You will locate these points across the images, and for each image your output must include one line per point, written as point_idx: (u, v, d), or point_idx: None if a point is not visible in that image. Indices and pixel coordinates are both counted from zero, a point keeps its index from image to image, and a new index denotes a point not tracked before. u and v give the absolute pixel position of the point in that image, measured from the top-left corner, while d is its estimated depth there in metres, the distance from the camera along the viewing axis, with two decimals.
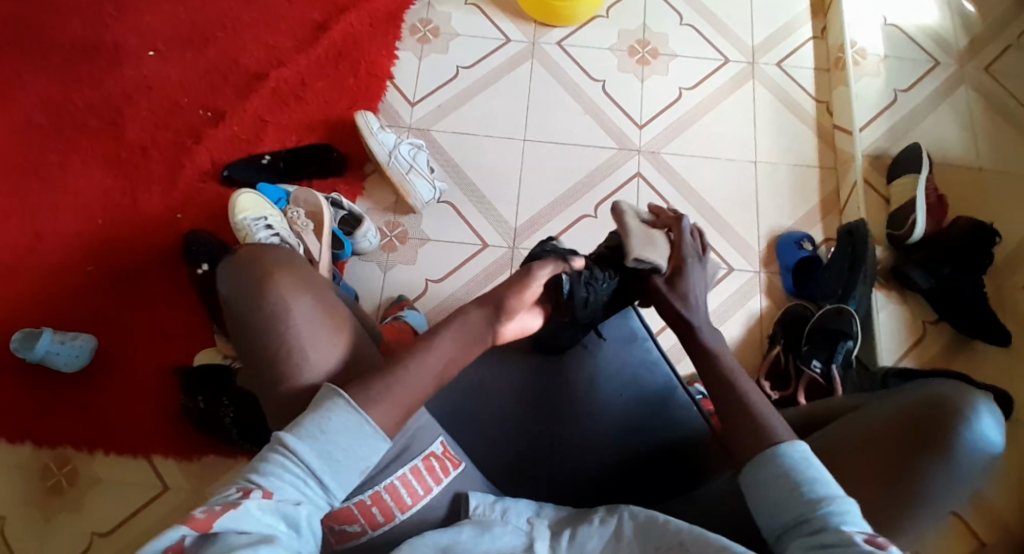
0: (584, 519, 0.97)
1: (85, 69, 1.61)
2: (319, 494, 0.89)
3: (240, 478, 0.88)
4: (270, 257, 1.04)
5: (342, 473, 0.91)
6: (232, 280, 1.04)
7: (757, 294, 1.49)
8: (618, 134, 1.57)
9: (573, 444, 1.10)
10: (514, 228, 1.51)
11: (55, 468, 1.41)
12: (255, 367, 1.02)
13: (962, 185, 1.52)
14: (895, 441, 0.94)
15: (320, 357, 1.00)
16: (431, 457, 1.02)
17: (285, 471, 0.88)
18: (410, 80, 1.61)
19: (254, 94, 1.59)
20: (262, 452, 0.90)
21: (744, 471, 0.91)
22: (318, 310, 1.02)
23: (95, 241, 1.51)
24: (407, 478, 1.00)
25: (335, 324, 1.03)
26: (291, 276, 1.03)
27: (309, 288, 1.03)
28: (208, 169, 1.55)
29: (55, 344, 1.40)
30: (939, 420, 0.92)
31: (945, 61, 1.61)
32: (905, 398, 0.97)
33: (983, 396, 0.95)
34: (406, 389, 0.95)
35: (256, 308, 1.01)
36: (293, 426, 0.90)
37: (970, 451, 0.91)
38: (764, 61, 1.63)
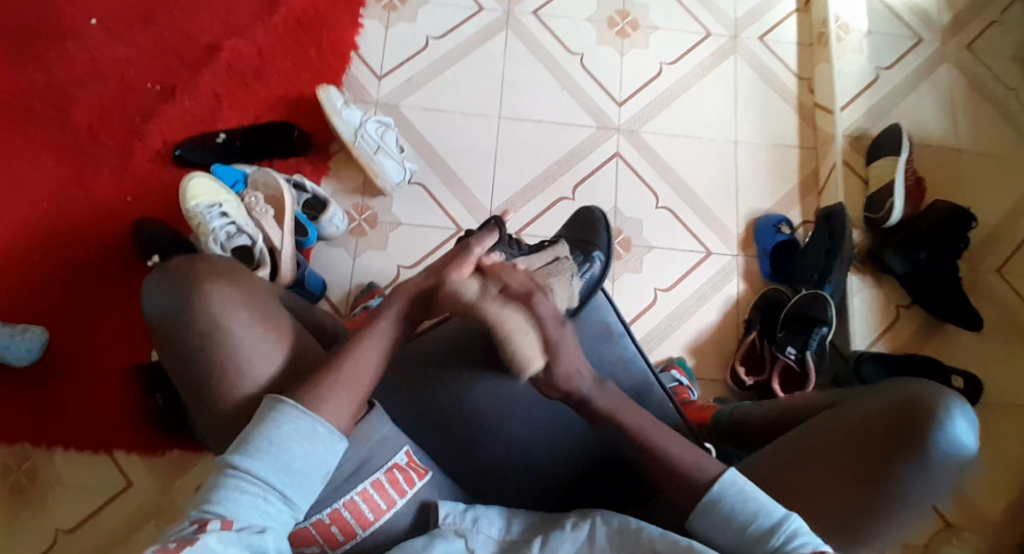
0: (556, 526, 0.91)
1: (21, 38, 1.48)
2: (282, 509, 0.87)
3: (194, 511, 0.85)
4: (203, 266, 0.99)
5: (302, 481, 0.89)
6: (162, 293, 0.98)
7: (734, 279, 1.47)
8: (596, 111, 1.51)
9: (546, 448, 1.05)
10: (489, 212, 1.45)
11: (11, 467, 1.34)
12: (189, 380, 0.97)
13: (940, 166, 1.50)
14: (868, 441, 0.91)
15: (259, 365, 0.97)
16: (395, 469, 0.96)
17: (241, 492, 0.86)
18: (376, 52, 1.52)
19: (208, 66, 1.49)
20: (213, 478, 0.87)
21: (690, 519, 0.89)
22: (257, 322, 0.98)
23: (41, 226, 1.41)
24: (369, 493, 0.94)
25: (274, 330, 0.99)
26: (228, 289, 0.98)
27: (246, 300, 0.98)
28: (160, 149, 1.45)
29: (4, 337, 1.32)
30: (915, 420, 0.89)
31: (928, 38, 1.58)
32: (881, 398, 0.93)
33: (958, 399, 0.91)
34: (355, 383, 0.94)
35: (190, 320, 0.96)
36: (240, 445, 0.88)
37: (946, 453, 0.88)
38: (746, 35, 1.58)
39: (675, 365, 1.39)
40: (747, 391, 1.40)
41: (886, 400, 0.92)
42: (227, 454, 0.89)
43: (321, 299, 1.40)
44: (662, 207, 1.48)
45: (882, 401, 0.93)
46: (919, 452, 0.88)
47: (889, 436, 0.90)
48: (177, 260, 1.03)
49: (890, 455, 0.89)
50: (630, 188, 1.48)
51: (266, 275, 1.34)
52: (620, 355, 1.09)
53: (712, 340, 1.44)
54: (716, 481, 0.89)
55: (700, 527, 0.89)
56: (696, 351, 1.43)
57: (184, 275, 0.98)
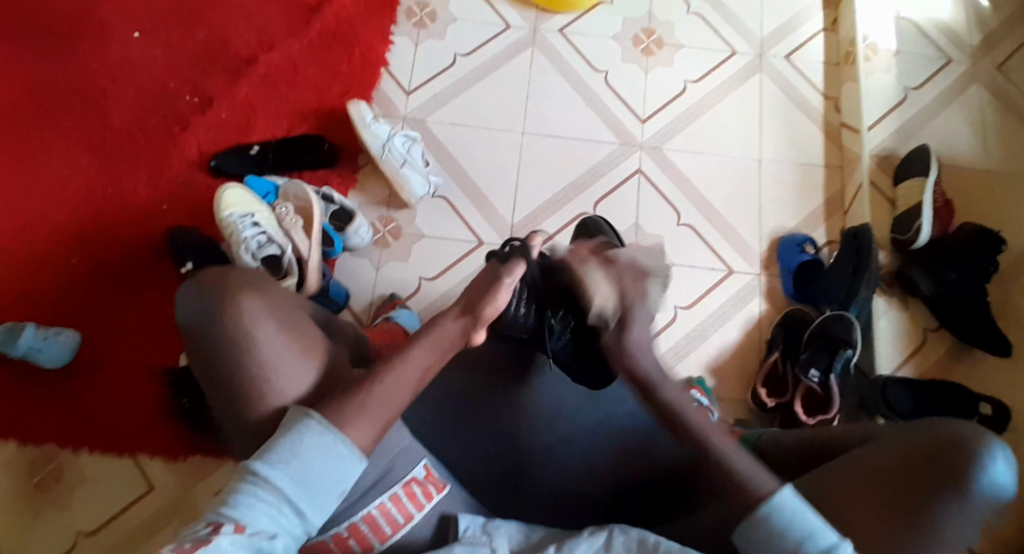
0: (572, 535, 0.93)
1: (67, 50, 1.54)
2: (294, 520, 0.88)
3: (211, 511, 0.87)
4: (233, 277, 1.02)
5: (318, 496, 0.89)
6: (192, 305, 1.01)
7: (756, 298, 1.46)
8: (620, 128, 1.52)
9: (573, 469, 1.08)
10: (511, 225, 1.46)
11: (42, 465, 1.38)
12: (221, 391, 1.00)
13: (970, 188, 1.48)
14: (906, 473, 0.92)
15: (288, 372, 0.99)
16: (412, 483, 0.99)
17: (257, 499, 0.87)
18: (404, 67, 1.55)
19: (241, 80, 1.53)
20: (233, 483, 0.88)
21: (736, 532, 0.88)
22: (284, 333, 1.00)
23: (78, 231, 1.46)
24: (386, 506, 0.97)
25: (306, 345, 1.02)
26: (257, 300, 1.01)
27: (275, 312, 1.01)
28: (194, 159, 1.49)
29: (38, 339, 1.37)
30: (953, 456, 0.90)
31: (959, 59, 1.56)
32: (918, 435, 0.94)
33: (998, 439, 0.92)
34: (383, 406, 0.94)
35: (221, 330, 0.99)
36: (262, 453, 0.89)
37: (984, 491, 0.89)
38: (772, 53, 1.58)
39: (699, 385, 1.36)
40: (769, 413, 1.38)
41: (924, 436, 0.94)
42: (250, 460, 0.90)
43: (344, 309, 1.42)
44: (684, 224, 1.48)
45: (919, 437, 0.94)
46: (958, 486, 0.89)
47: (926, 470, 0.91)
48: (209, 271, 1.05)
49: (929, 490, 0.90)
50: (654, 204, 1.49)
51: (293, 284, 1.36)
52: None
53: (733, 360, 1.43)
54: (775, 496, 0.87)
55: (745, 539, 0.88)
56: (717, 371, 1.42)
57: (214, 286, 1.01)
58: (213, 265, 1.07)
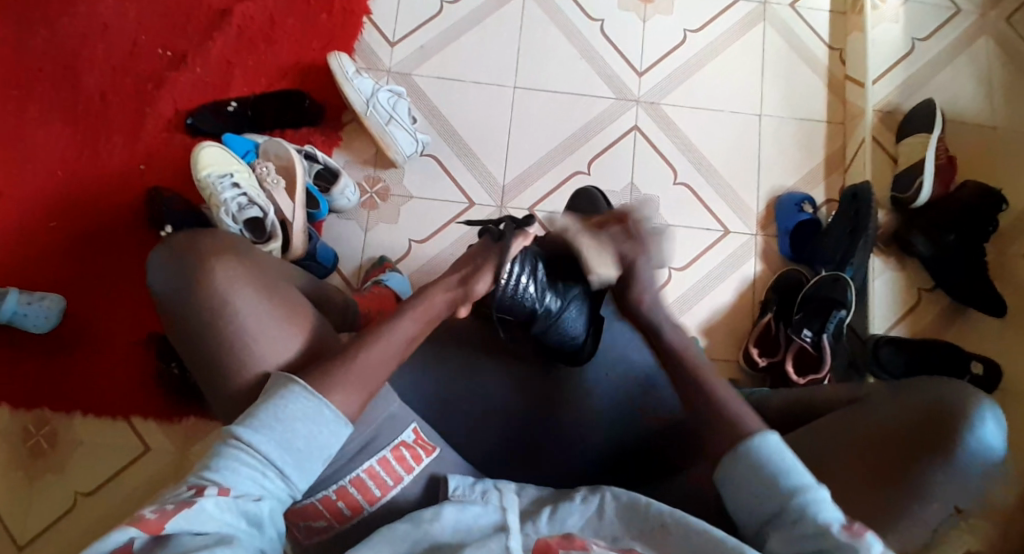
0: (567, 497, 0.90)
1: (32, 2, 1.46)
2: (278, 485, 0.87)
3: (194, 475, 0.86)
4: (206, 245, 1.00)
5: (304, 460, 0.89)
6: (169, 270, 1.00)
7: (751, 258, 1.44)
8: (615, 82, 1.46)
9: (564, 430, 1.05)
10: (502, 185, 1.42)
11: (34, 430, 1.38)
12: (201, 361, 0.99)
13: (974, 146, 1.44)
14: (896, 440, 0.92)
15: (271, 354, 0.98)
16: (401, 447, 0.98)
17: (241, 464, 0.86)
18: (389, 17, 1.48)
19: (218, 32, 1.45)
20: (216, 448, 0.88)
21: (718, 465, 0.88)
22: (264, 301, 0.98)
23: (56, 195, 1.41)
24: (375, 470, 0.96)
25: (286, 307, 1.00)
26: (234, 269, 0.99)
27: (252, 279, 0.99)
28: (172, 118, 1.43)
29: (22, 305, 1.35)
30: (944, 419, 0.90)
31: (967, 9, 1.50)
32: (909, 397, 0.94)
33: (989, 401, 0.92)
34: (369, 377, 0.93)
35: (198, 296, 0.97)
36: (245, 418, 0.88)
37: (975, 452, 0.89)
38: (776, 1, 1.51)
39: None
40: (760, 373, 1.38)
41: (914, 400, 0.93)
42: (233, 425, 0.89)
43: (333, 272, 1.40)
44: (680, 183, 1.44)
45: (910, 402, 0.94)
46: (949, 447, 0.89)
47: (916, 435, 0.91)
48: (184, 237, 1.03)
49: (920, 455, 0.90)
50: (649, 162, 1.44)
51: (278, 247, 1.33)
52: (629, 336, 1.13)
53: (726, 321, 1.42)
54: (759, 436, 0.87)
55: (725, 476, 0.87)
56: (710, 332, 1.41)
57: (191, 253, 0.99)
58: (185, 230, 1.04)
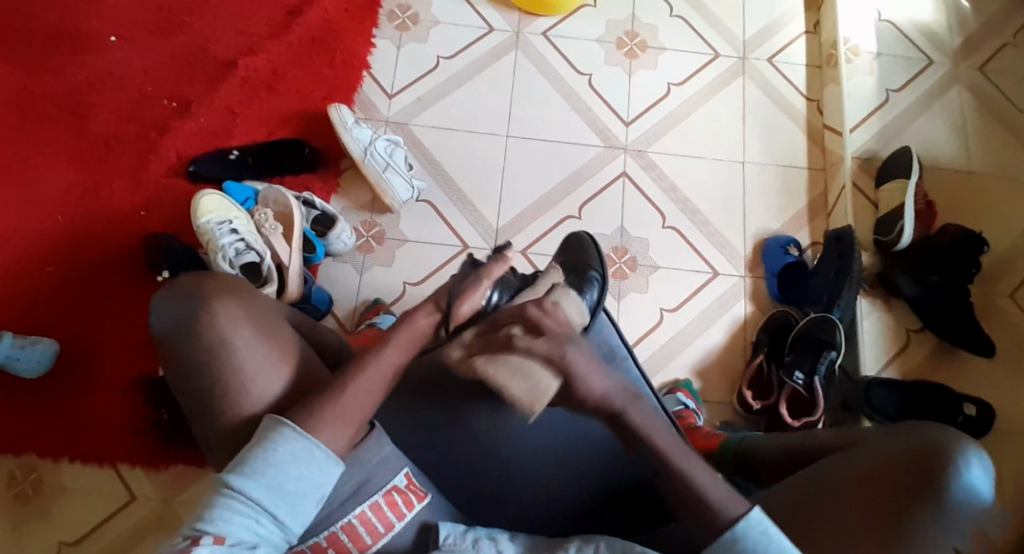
0: (560, 548, 0.91)
1: (42, 55, 1.52)
2: (272, 530, 0.88)
3: (187, 527, 0.86)
4: (209, 284, 1.03)
5: (295, 503, 0.89)
6: (167, 308, 1.02)
7: (741, 300, 1.46)
8: (604, 131, 1.52)
9: (557, 471, 1.06)
10: (495, 228, 1.45)
11: (19, 476, 1.36)
12: (196, 391, 0.99)
13: (951, 189, 1.49)
14: (890, 483, 0.93)
15: (265, 384, 0.99)
16: (393, 492, 0.97)
17: (233, 512, 0.86)
18: (387, 71, 1.54)
19: (222, 84, 1.51)
20: (207, 497, 0.88)
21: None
22: (259, 336, 1.00)
23: (54, 239, 1.43)
24: (367, 515, 0.95)
25: (280, 346, 1.02)
26: (233, 304, 1.01)
27: (251, 316, 1.01)
28: (174, 164, 1.47)
29: (16, 349, 1.35)
30: (935, 464, 0.91)
31: (938, 62, 1.57)
32: (899, 443, 0.95)
33: (975, 446, 0.94)
34: (357, 411, 0.96)
35: (197, 328, 0.99)
36: (236, 466, 0.89)
37: (965, 498, 0.90)
38: (755, 56, 1.59)
39: (682, 389, 1.38)
40: (754, 415, 1.38)
41: (906, 445, 0.94)
42: (224, 473, 0.90)
43: (327, 315, 1.41)
44: (669, 227, 1.48)
45: (903, 446, 0.95)
46: (943, 493, 0.90)
47: (909, 478, 0.92)
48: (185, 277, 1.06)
49: (911, 499, 0.91)
50: (638, 207, 1.49)
51: (275, 291, 1.34)
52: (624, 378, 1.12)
53: (718, 362, 1.43)
54: (743, 516, 0.88)
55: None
56: (702, 373, 1.42)
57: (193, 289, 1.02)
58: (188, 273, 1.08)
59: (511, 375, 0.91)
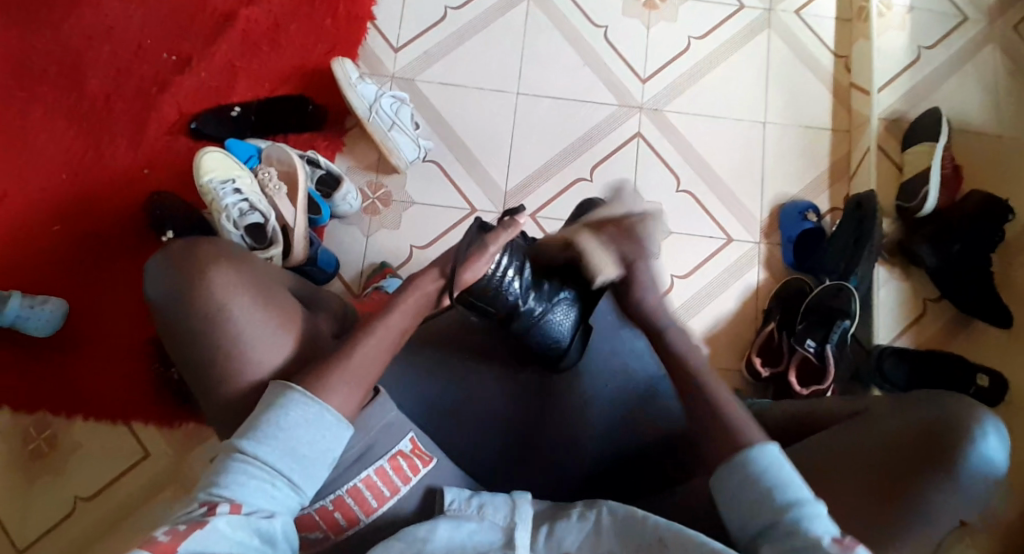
0: (562, 514, 0.91)
1: (38, 5, 1.46)
2: (288, 495, 0.89)
3: (203, 492, 0.87)
4: (206, 251, 1.01)
5: (309, 467, 0.90)
6: (162, 277, 1.00)
7: (754, 267, 1.43)
8: (619, 89, 1.46)
9: (563, 435, 1.08)
10: (504, 191, 1.42)
11: (35, 433, 1.39)
12: (196, 364, 0.99)
13: (981, 155, 1.43)
14: (902, 455, 0.90)
15: (268, 355, 0.99)
16: (398, 457, 0.97)
17: (249, 477, 0.87)
18: (393, 22, 1.47)
19: (222, 37, 1.45)
20: (220, 463, 0.89)
21: (715, 472, 0.89)
22: (258, 307, 0.99)
23: (58, 197, 1.41)
24: (372, 480, 0.96)
25: (279, 316, 1.00)
26: (231, 273, 0.99)
27: (250, 285, 0.99)
28: (175, 121, 1.43)
29: (25, 309, 1.35)
30: (949, 438, 0.89)
31: (975, 17, 1.48)
32: (913, 412, 0.92)
33: (990, 414, 0.92)
34: (363, 373, 0.96)
35: (194, 303, 0.97)
36: (247, 431, 0.90)
37: (976, 471, 0.89)
38: (782, 8, 1.50)
39: None
40: (763, 384, 1.37)
41: (919, 412, 0.92)
42: (236, 438, 0.90)
43: (334, 279, 1.39)
44: (683, 190, 1.44)
45: (917, 416, 0.92)
46: (954, 466, 0.88)
47: (923, 450, 0.90)
48: (183, 241, 1.03)
49: (922, 473, 0.89)
50: (652, 169, 1.44)
51: (279, 254, 1.31)
52: (630, 348, 1.13)
53: (729, 329, 1.41)
54: (757, 447, 0.88)
55: (721, 484, 0.88)
56: (712, 340, 1.41)
57: (187, 259, 0.99)
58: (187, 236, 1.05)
59: (601, 251, 1.00)
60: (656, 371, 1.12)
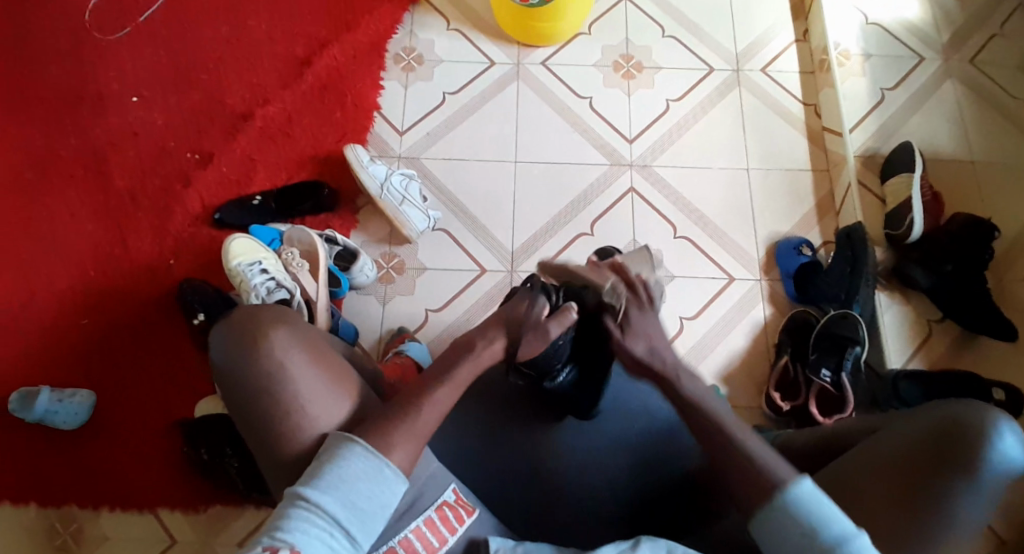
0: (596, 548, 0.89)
1: (71, 120, 1.59)
2: (344, 544, 0.88)
3: (266, 535, 0.86)
4: (266, 317, 1.01)
5: (368, 519, 0.89)
6: (227, 348, 1.00)
7: (759, 303, 1.47)
8: (609, 150, 1.57)
9: (595, 481, 1.06)
10: (511, 251, 1.49)
11: (61, 528, 1.35)
12: (250, 424, 0.98)
13: (955, 180, 1.52)
14: (914, 464, 0.90)
15: (327, 415, 0.97)
16: (444, 507, 0.97)
17: (310, 526, 0.87)
18: (396, 109, 1.61)
19: (240, 134, 1.58)
20: (283, 510, 0.88)
21: (753, 526, 0.89)
22: (321, 374, 0.99)
23: (89, 292, 1.48)
24: (421, 530, 0.95)
25: (338, 380, 1.00)
26: (292, 339, 0.99)
27: (310, 352, 0.99)
28: (199, 214, 1.53)
29: (54, 402, 1.37)
30: (964, 440, 0.88)
31: (930, 56, 1.62)
32: (924, 423, 0.92)
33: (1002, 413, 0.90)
34: (420, 429, 0.95)
35: (254, 365, 0.97)
36: (311, 480, 0.90)
37: (996, 472, 0.87)
38: (749, 68, 1.64)
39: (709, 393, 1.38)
40: (784, 417, 1.37)
41: (931, 423, 0.91)
42: (297, 486, 0.90)
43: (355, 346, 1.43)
44: (681, 236, 1.51)
45: (930, 422, 0.91)
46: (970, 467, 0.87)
47: (939, 459, 0.89)
48: (240, 310, 1.03)
49: (940, 477, 0.88)
50: (648, 219, 1.52)
51: None
52: (653, 382, 1.13)
53: (743, 366, 1.44)
54: (793, 481, 0.88)
55: (763, 537, 0.88)
56: (728, 377, 1.43)
57: (247, 326, 0.99)
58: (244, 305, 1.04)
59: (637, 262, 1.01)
60: (676, 406, 1.12)
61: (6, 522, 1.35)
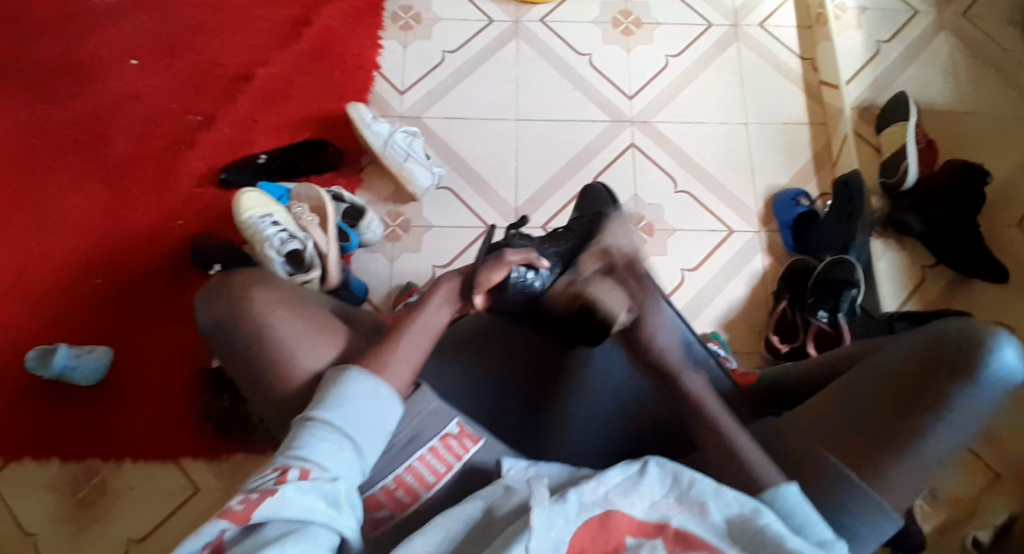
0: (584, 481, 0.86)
1: (78, 86, 1.61)
2: (355, 461, 0.88)
3: (275, 458, 0.86)
4: (237, 278, 1.03)
5: (371, 435, 0.91)
6: (207, 311, 1.03)
7: (758, 254, 1.51)
8: (608, 106, 1.60)
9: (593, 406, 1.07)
10: (514, 207, 1.52)
11: (84, 481, 1.38)
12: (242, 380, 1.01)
13: (948, 128, 1.54)
14: (902, 387, 0.88)
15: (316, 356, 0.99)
16: (448, 437, 0.96)
17: (320, 443, 0.87)
18: (397, 69, 1.63)
19: (244, 96, 1.60)
20: (293, 433, 0.89)
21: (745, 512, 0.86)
22: (302, 323, 1.00)
23: (102, 253, 1.50)
24: (426, 459, 0.95)
25: (322, 326, 1.01)
26: (268, 292, 1.01)
27: (289, 302, 1.01)
28: (206, 175, 1.55)
29: (72, 359, 1.39)
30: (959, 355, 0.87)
31: (924, 9, 1.65)
32: (915, 342, 0.90)
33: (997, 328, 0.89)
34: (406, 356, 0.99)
35: (236, 320, 1.00)
36: (317, 404, 0.91)
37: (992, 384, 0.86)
38: (746, 23, 1.67)
39: (713, 338, 1.42)
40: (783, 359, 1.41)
41: (925, 342, 0.89)
42: (305, 413, 0.91)
43: (364, 302, 1.46)
44: (682, 191, 1.54)
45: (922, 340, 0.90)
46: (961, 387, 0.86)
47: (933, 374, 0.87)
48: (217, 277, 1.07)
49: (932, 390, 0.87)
50: (648, 174, 1.55)
51: (317, 277, 1.38)
52: None
53: (744, 314, 1.47)
54: (776, 486, 0.85)
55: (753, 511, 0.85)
56: (729, 325, 1.46)
57: (222, 288, 1.03)
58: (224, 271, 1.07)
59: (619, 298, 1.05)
60: None
61: (31, 477, 1.38)
